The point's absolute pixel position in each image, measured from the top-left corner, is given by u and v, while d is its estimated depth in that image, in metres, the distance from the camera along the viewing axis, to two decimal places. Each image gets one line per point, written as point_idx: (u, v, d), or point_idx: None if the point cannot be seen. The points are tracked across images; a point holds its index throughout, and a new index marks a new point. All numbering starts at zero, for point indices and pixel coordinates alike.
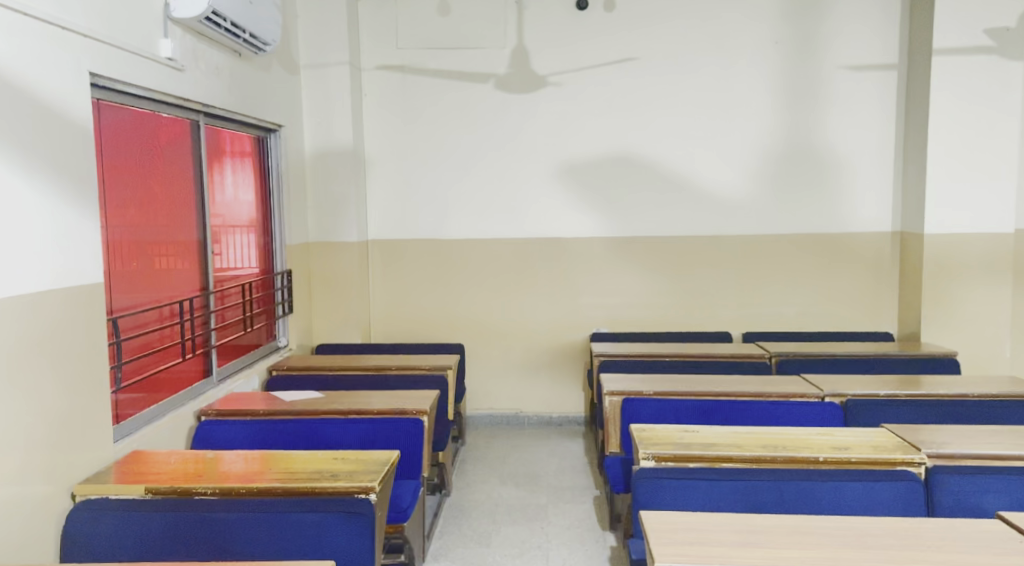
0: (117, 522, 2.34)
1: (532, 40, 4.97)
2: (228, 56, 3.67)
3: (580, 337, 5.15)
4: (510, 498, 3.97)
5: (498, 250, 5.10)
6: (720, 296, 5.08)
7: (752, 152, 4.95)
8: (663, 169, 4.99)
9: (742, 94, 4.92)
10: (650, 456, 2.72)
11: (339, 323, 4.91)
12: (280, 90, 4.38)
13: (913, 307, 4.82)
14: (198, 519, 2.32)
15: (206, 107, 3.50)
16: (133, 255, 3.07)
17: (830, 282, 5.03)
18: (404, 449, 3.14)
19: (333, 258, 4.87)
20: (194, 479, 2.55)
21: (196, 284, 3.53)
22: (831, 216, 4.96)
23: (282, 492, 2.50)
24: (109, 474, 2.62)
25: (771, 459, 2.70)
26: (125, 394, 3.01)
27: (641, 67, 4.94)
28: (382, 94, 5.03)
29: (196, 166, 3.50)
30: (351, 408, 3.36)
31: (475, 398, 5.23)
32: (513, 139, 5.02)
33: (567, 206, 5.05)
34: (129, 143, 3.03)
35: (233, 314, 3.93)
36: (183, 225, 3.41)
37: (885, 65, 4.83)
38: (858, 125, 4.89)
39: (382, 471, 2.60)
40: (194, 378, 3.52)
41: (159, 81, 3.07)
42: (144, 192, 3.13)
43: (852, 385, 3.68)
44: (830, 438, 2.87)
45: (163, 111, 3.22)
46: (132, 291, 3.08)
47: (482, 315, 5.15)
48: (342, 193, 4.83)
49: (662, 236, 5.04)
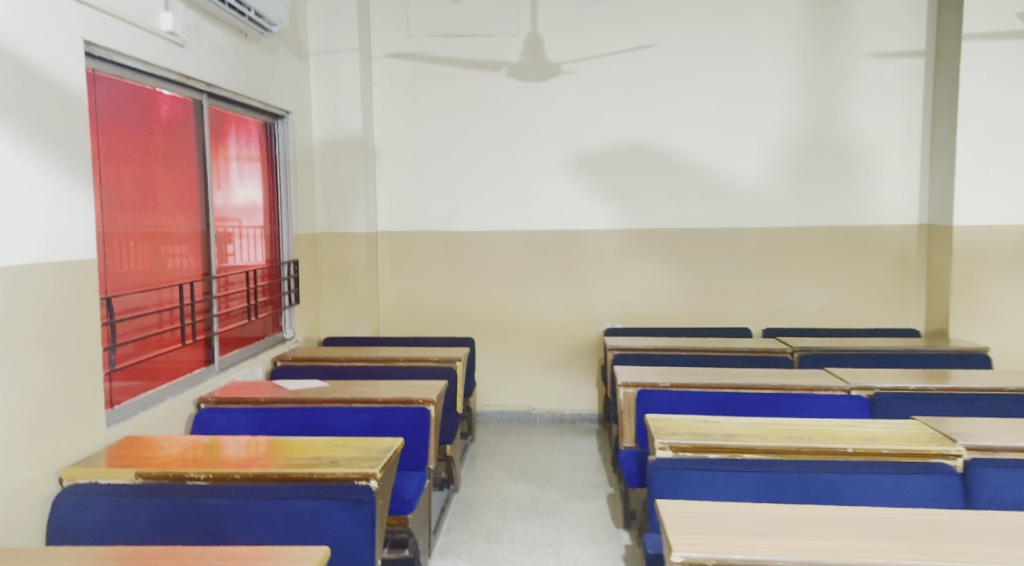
0: (104, 507, 2.23)
1: (546, 27, 4.85)
2: (233, 36, 3.57)
3: (593, 332, 5.00)
4: (520, 494, 3.83)
5: (510, 241, 4.98)
6: (740, 291, 4.92)
7: (775, 143, 4.79)
8: (680, 160, 4.85)
9: (763, 81, 4.77)
10: (667, 446, 2.57)
11: (347, 316, 4.80)
12: (288, 76, 4.30)
13: (941, 303, 4.64)
14: (188, 504, 2.20)
15: (210, 87, 3.41)
16: (129, 237, 2.96)
17: (854, 277, 4.86)
18: (410, 439, 3.02)
19: (342, 248, 4.76)
20: (187, 465, 2.43)
21: (197, 269, 3.42)
22: (855, 208, 4.80)
23: (280, 479, 2.36)
24: (100, 458, 2.51)
25: (797, 450, 2.54)
26: (118, 381, 2.90)
27: (658, 54, 4.80)
28: (392, 82, 4.93)
29: (199, 149, 3.39)
30: (355, 397, 3.23)
31: (486, 395, 5.09)
32: (526, 129, 4.90)
33: (580, 197, 4.92)
34: (126, 120, 2.92)
35: (237, 303, 3.82)
36: (183, 207, 3.30)
37: (910, 53, 4.67)
38: (882, 114, 4.73)
39: (384, 458, 2.45)
40: (193, 367, 3.41)
41: (159, 55, 2.97)
42: (141, 172, 3.02)
43: (879, 378, 3.51)
44: (859, 429, 2.71)
45: (163, 88, 3.12)
46: (130, 273, 2.97)
47: (493, 310, 5.03)
48: (350, 182, 4.72)
49: (679, 229, 4.89)
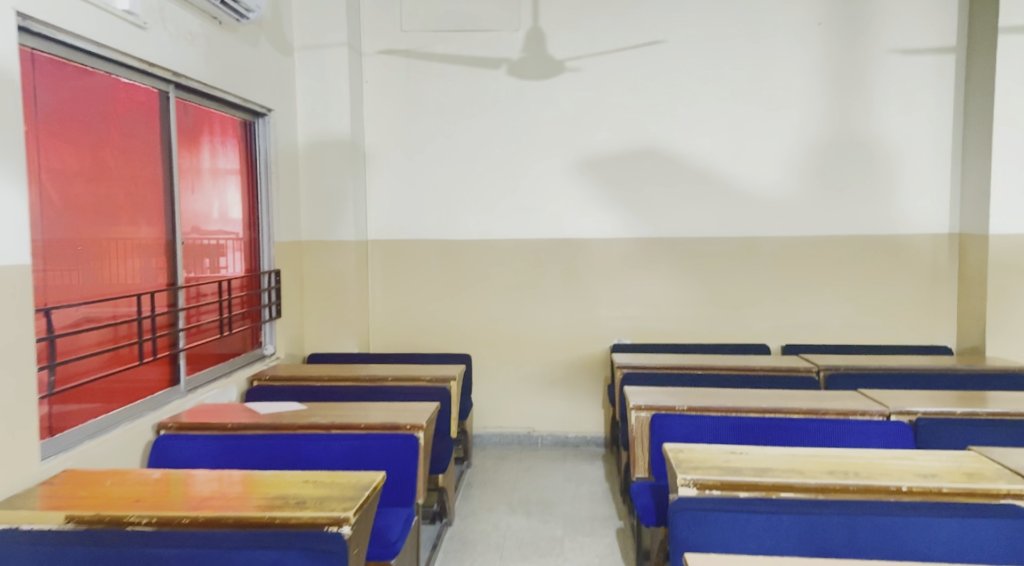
0: (25, 560, 1.88)
1: (549, 22, 4.53)
2: (206, 23, 3.25)
3: (599, 348, 4.65)
4: (519, 529, 3.47)
5: (509, 251, 4.64)
6: (757, 305, 4.58)
7: (795, 146, 4.47)
8: (692, 164, 4.52)
9: (783, 81, 4.45)
10: (690, 483, 2.21)
11: (334, 331, 4.45)
12: (270, 71, 3.97)
13: (976, 318, 4.30)
14: (125, 554, 1.85)
15: (178, 77, 3.08)
16: (78, 239, 2.64)
17: (880, 290, 4.51)
18: (395, 471, 2.67)
19: (327, 258, 4.42)
20: (128, 505, 2.09)
21: (161, 280, 3.08)
22: (881, 215, 4.46)
23: (235, 524, 2.01)
24: (30, 499, 2.16)
25: (842, 488, 2.18)
26: (61, 405, 2.56)
27: (669, 51, 4.49)
28: (384, 80, 4.61)
29: (164, 146, 3.06)
30: (334, 422, 2.88)
31: (484, 416, 4.73)
32: (528, 131, 4.57)
33: (586, 203, 4.59)
34: (73, 107, 2.61)
35: (209, 317, 3.47)
36: (143, 209, 2.96)
37: (940, 49, 4.35)
38: (910, 115, 4.40)
39: (361, 497, 2.09)
40: (156, 387, 3.05)
41: (115, 36, 2.66)
42: (93, 166, 2.70)
43: (919, 401, 3.15)
44: (911, 462, 2.35)
45: (122, 75, 2.80)
46: (80, 280, 2.65)
47: (491, 325, 4.68)
48: (338, 186, 4.38)
49: (690, 239, 4.56)
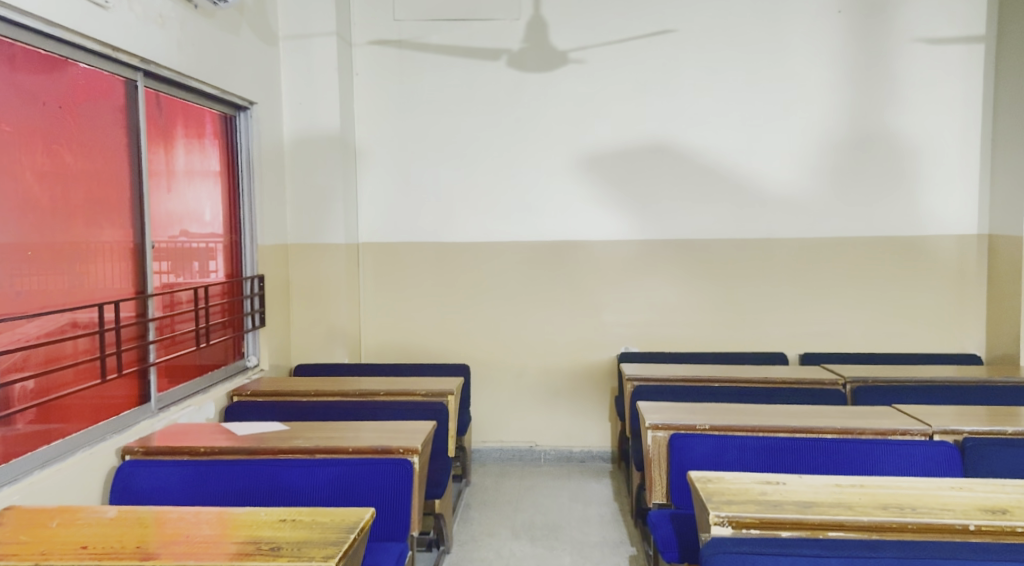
0: None
1: (551, 11, 4.26)
2: (178, 6, 2.97)
3: (605, 357, 4.37)
4: (524, 557, 3.18)
5: (509, 254, 4.36)
6: (772, 312, 4.31)
7: (814, 143, 4.20)
8: (704, 161, 4.25)
9: (800, 74, 4.18)
10: (725, 521, 1.94)
11: (323, 340, 4.16)
12: (252, 59, 3.68)
13: (1008, 325, 4.03)
14: None
15: (147, 64, 2.81)
16: (28, 242, 2.35)
17: (904, 294, 4.24)
18: (387, 502, 2.39)
19: (316, 262, 4.14)
20: (76, 553, 1.81)
21: (129, 288, 2.79)
22: (905, 216, 4.20)
23: None
24: None
25: (898, 527, 1.91)
26: (13, 429, 2.28)
27: (679, 41, 4.22)
28: (376, 71, 4.33)
29: (131, 141, 2.78)
30: (319, 444, 2.59)
31: (483, 429, 4.45)
32: (529, 125, 4.30)
33: (591, 204, 4.31)
34: (20, 95, 2.33)
35: (185, 327, 3.18)
36: (108, 209, 2.67)
37: (968, 39, 4.09)
38: (936, 109, 4.13)
39: (346, 543, 1.81)
40: (123, 406, 2.76)
41: (68, 14, 2.40)
42: (48, 161, 2.43)
43: (961, 418, 2.88)
44: (972, 494, 2.07)
45: (80, 60, 2.53)
46: (31, 289, 2.36)
47: (490, 333, 4.40)
48: (327, 185, 4.09)
49: (702, 240, 4.29)
